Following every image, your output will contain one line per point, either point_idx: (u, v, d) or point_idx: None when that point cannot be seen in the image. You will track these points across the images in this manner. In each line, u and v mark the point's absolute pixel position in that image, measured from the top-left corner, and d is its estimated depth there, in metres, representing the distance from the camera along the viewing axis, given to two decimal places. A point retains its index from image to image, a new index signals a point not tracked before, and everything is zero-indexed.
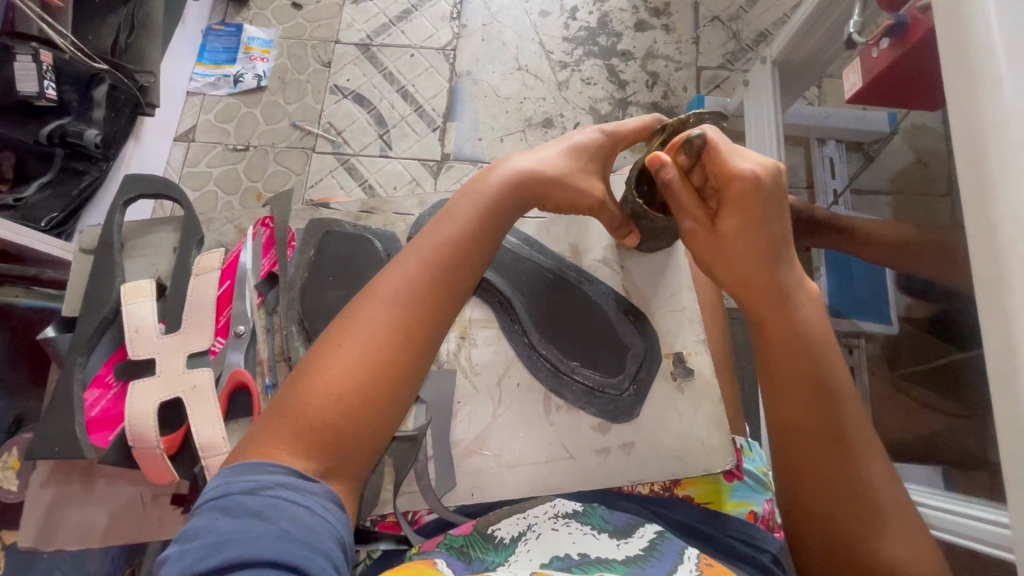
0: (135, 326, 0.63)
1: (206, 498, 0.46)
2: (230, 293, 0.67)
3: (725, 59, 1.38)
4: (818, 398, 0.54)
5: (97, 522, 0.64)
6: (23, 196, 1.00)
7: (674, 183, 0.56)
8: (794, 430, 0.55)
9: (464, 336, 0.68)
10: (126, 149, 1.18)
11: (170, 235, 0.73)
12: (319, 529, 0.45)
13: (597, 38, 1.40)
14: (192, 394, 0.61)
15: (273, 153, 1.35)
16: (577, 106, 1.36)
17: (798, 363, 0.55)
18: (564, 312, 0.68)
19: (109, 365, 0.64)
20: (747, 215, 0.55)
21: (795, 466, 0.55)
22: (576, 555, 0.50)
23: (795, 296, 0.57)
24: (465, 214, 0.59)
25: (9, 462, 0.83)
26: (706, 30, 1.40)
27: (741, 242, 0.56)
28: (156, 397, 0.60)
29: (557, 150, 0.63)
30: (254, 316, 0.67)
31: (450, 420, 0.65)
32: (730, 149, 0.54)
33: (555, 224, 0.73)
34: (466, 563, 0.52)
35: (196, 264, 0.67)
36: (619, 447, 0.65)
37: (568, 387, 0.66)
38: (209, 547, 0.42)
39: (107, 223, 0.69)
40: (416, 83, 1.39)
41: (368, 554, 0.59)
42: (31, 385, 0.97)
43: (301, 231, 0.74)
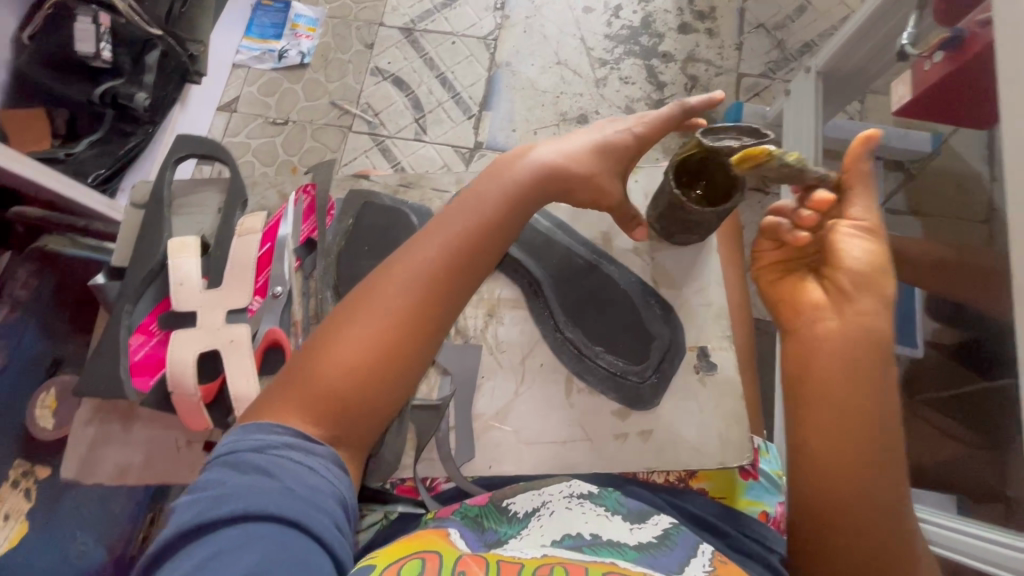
0: (179, 280, 0.65)
1: (216, 453, 0.48)
2: (270, 255, 0.69)
3: (766, 67, 1.37)
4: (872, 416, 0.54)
5: (132, 460, 0.68)
6: (73, 151, 1.07)
7: (867, 163, 0.58)
8: (842, 418, 0.55)
9: (492, 314, 0.70)
10: (171, 114, 1.21)
11: (216, 195, 0.75)
12: (320, 488, 0.47)
13: (639, 38, 1.40)
14: (229, 347, 0.63)
15: (311, 130, 1.38)
16: (614, 104, 1.36)
17: (852, 416, 0.54)
18: (594, 299, 0.69)
19: (154, 314, 0.66)
20: (868, 288, 0.55)
21: (839, 464, 0.54)
22: (588, 535, 0.52)
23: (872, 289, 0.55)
24: (490, 198, 0.60)
25: (47, 401, 0.94)
26: (750, 36, 1.39)
27: (873, 271, 0.56)
28: (195, 347, 0.62)
29: (584, 149, 0.64)
30: (292, 278, 0.68)
31: (473, 393, 0.67)
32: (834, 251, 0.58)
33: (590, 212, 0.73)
34: (479, 533, 0.55)
35: (240, 225, 0.69)
36: (637, 434, 0.65)
37: (592, 371, 0.67)
38: (215, 497, 0.44)
39: (159, 180, 0.71)
40: (455, 70, 1.41)
41: (385, 514, 0.60)
42: (74, 331, 0.99)
43: (341, 200, 0.75)
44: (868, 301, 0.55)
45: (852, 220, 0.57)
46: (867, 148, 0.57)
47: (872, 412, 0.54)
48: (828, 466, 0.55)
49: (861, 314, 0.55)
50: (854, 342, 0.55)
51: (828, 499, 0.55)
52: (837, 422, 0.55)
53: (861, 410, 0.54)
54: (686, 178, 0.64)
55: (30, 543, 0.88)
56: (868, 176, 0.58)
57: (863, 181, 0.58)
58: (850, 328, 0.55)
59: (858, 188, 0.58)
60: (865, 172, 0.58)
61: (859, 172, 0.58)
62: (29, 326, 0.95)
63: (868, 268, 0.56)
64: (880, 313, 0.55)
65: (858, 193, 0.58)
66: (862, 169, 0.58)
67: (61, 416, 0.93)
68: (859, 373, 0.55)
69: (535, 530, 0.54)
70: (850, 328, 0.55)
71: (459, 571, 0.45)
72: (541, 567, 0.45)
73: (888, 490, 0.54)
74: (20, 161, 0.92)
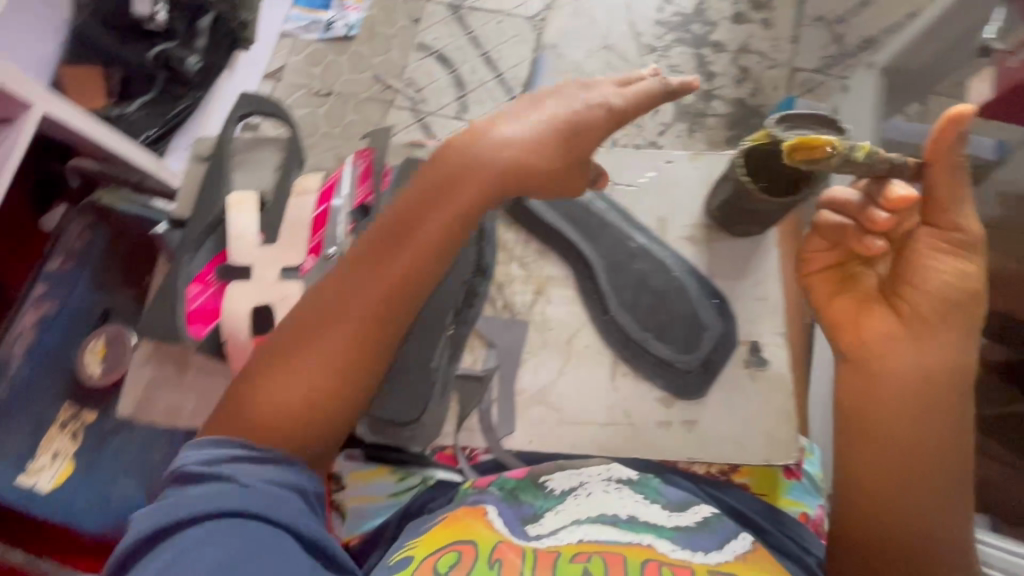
0: (236, 234, 0.67)
1: (171, 473, 0.51)
2: (325, 217, 0.69)
3: (822, 62, 1.32)
4: (931, 417, 0.55)
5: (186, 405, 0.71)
6: (126, 111, 1.11)
7: (961, 153, 0.53)
8: (899, 421, 0.55)
9: (540, 292, 0.69)
10: (220, 81, 1.25)
11: (273, 155, 0.75)
12: (277, 482, 0.50)
13: (690, 25, 1.36)
14: (282, 304, 0.66)
15: (353, 103, 1.38)
16: (660, 91, 1.33)
17: (909, 420, 0.55)
18: (646, 283, 0.67)
19: (211, 264, 0.68)
20: (950, 310, 0.54)
21: (892, 466, 0.56)
22: (625, 516, 0.53)
23: (952, 308, 0.54)
24: (435, 210, 0.57)
25: (95, 349, 0.97)
26: (807, 29, 1.34)
27: (959, 291, 0.54)
28: (251, 299, 0.66)
29: (521, 142, 0.59)
30: (344, 241, 0.67)
31: (518, 367, 0.67)
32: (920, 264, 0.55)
33: (645, 196, 0.73)
34: (517, 507, 0.56)
35: (297, 185, 0.72)
36: (681, 423, 0.64)
37: (639, 356, 0.66)
38: (169, 508, 0.47)
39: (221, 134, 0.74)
40: (500, 49, 1.39)
41: (423, 480, 0.63)
42: (123, 285, 1.01)
43: (397, 167, 0.74)
44: (950, 330, 0.54)
45: (946, 229, 0.55)
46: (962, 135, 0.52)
47: (935, 415, 0.55)
48: (879, 467, 0.56)
49: (938, 331, 0.54)
50: (928, 352, 0.54)
51: (881, 498, 0.56)
52: (903, 443, 0.55)
53: (921, 413, 0.55)
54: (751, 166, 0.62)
55: (75, 482, 0.92)
56: (955, 168, 0.54)
57: (952, 178, 0.54)
58: (927, 363, 0.54)
59: (946, 184, 0.54)
60: (957, 165, 0.54)
61: (949, 165, 0.53)
62: (83, 278, 0.98)
63: (954, 285, 0.54)
64: (956, 325, 0.54)
65: (948, 197, 0.54)
66: (953, 160, 0.54)
67: (109, 362, 0.97)
68: (926, 384, 0.54)
69: (572, 508, 0.55)
70: (934, 359, 0.54)
71: (496, 558, 0.48)
72: (577, 553, 0.48)
73: (942, 487, 0.55)
74: (69, 109, 0.97)
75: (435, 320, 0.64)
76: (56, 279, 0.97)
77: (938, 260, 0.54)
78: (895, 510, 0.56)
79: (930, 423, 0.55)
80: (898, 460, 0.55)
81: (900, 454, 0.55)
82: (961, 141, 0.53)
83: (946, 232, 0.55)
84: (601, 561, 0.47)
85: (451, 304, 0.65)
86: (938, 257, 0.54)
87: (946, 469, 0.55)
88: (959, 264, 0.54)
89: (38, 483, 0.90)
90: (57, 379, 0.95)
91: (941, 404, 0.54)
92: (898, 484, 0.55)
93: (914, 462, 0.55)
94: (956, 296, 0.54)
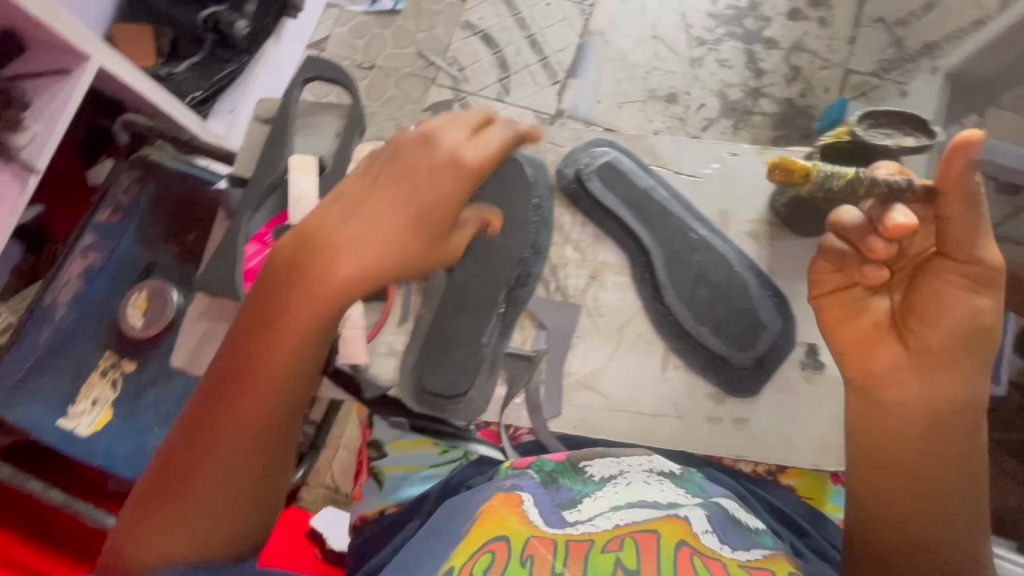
0: (297, 197, 0.71)
1: None
2: None
3: (878, 66, 1.27)
4: (938, 434, 0.53)
5: None
6: (175, 72, 1.14)
7: (975, 180, 0.49)
8: (909, 436, 0.54)
9: (595, 276, 0.75)
10: (268, 47, 1.24)
11: (335, 120, 0.80)
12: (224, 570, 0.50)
13: (743, 19, 1.32)
14: None
15: (395, 78, 1.37)
16: (707, 86, 1.30)
17: (916, 436, 0.54)
18: (705, 279, 0.71)
19: (270, 226, 0.75)
20: (952, 343, 0.52)
21: (901, 473, 0.54)
22: (663, 504, 0.53)
23: (956, 332, 0.52)
24: (288, 319, 0.51)
25: (138, 302, 0.97)
26: (866, 30, 1.29)
27: (966, 326, 0.51)
28: None
29: (376, 230, 0.51)
30: None
31: (568, 350, 0.73)
32: (933, 296, 0.52)
33: (708, 187, 0.76)
34: (555, 489, 0.57)
35: (357, 154, 0.75)
36: (732, 420, 0.69)
37: (693, 351, 0.70)
38: None
39: (287, 99, 0.77)
40: (546, 33, 1.36)
41: (466, 454, 0.68)
42: (165, 239, 1.01)
43: None
44: (957, 364, 0.52)
45: (962, 258, 0.51)
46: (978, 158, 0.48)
47: (943, 432, 0.53)
48: (889, 480, 0.55)
49: (942, 355, 0.52)
50: (932, 372, 0.52)
51: (894, 511, 0.54)
52: (908, 472, 0.54)
53: (928, 432, 0.53)
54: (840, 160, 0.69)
55: (113, 429, 0.94)
56: (976, 198, 0.50)
57: (970, 208, 0.50)
58: (931, 397, 0.53)
59: (962, 208, 0.50)
60: (974, 194, 0.49)
61: (964, 189, 0.49)
62: (129, 229, 1.00)
63: (961, 315, 0.51)
64: (962, 347, 0.52)
65: (965, 230, 0.51)
66: (967, 182, 0.49)
67: (148, 317, 0.97)
68: (928, 406, 0.53)
69: (611, 495, 0.56)
70: (932, 396, 0.53)
71: (528, 554, 0.47)
72: (610, 542, 0.48)
73: (954, 499, 0.53)
74: (123, 67, 0.99)
75: (493, 297, 0.70)
76: (103, 231, 0.99)
77: (952, 293, 0.52)
78: (907, 521, 0.54)
79: (938, 451, 0.53)
80: (906, 472, 0.54)
81: (912, 468, 0.54)
82: (977, 167, 0.49)
83: (961, 261, 0.51)
84: (635, 545, 0.46)
85: (506, 283, 0.71)
86: (947, 287, 0.52)
87: (960, 481, 0.53)
88: (969, 292, 0.52)
89: (78, 427, 0.93)
90: (103, 326, 0.98)
91: (944, 425, 0.53)
92: (910, 497, 0.54)
93: (927, 473, 0.54)
94: (961, 327, 0.51)
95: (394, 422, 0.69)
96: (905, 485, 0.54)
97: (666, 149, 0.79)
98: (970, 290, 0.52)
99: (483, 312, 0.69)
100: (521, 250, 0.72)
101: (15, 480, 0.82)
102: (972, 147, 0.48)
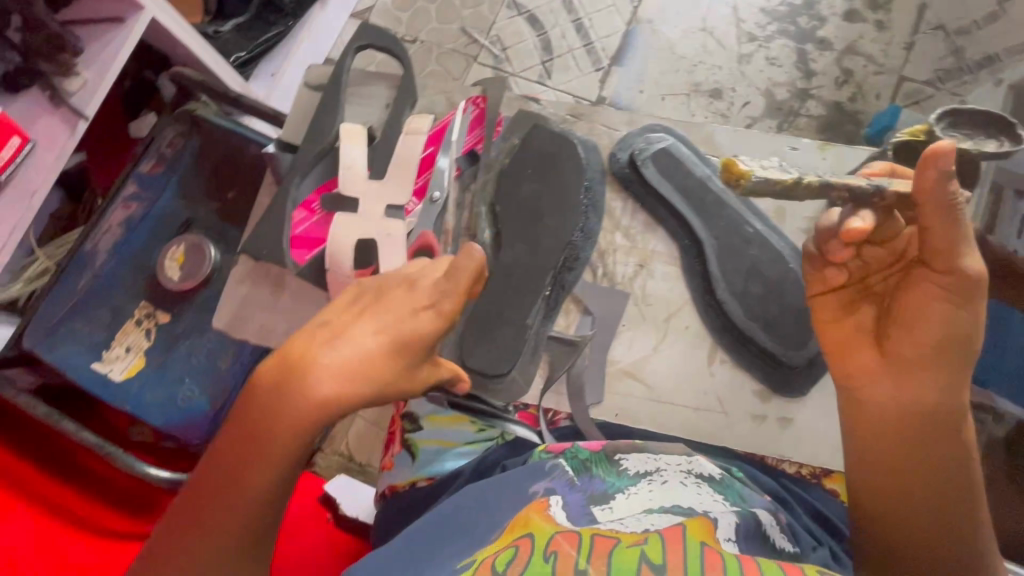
0: (347, 165, 0.72)
1: None
2: (432, 158, 0.74)
3: (935, 75, 1.22)
4: (922, 437, 0.56)
5: (278, 327, 0.80)
6: (221, 30, 1.14)
7: (950, 190, 0.49)
8: (894, 438, 0.57)
9: (644, 265, 0.80)
10: (313, 11, 1.24)
11: (384, 90, 0.82)
12: None
13: (797, 18, 1.28)
14: (385, 239, 0.70)
15: (437, 53, 1.35)
16: (754, 84, 1.26)
17: (900, 439, 0.57)
18: (760, 274, 0.74)
19: (316, 193, 0.78)
20: (927, 353, 0.55)
21: (890, 473, 0.57)
22: (695, 508, 0.54)
23: (930, 342, 0.54)
24: (268, 454, 0.49)
25: (175, 256, 0.98)
26: (924, 37, 1.24)
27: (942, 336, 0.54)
28: (355, 232, 0.70)
29: (346, 367, 0.48)
30: (449, 186, 0.73)
31: (612, 337, 0.78)
32: (911, 306, 0.55)
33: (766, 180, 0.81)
34: (589, 480, 0.59)
35: (407, 124, 0.74)
36: (777, 419, 0.74)
37: (747, 350, 0.75)
38: None
39: (340, 63, 0.79)
40: (594, 18, 1.33)
41: (502, 433, 0.69)
42: (205, 195, 1.01)
43: (508, 119, 0.83)
44: (930, 375, 0.55)
45: (938, 269, 0.53)
46: (946, 169, 0.48)
47: (926, 436, 0.56)
48: (881, 480, 0.58)
49: (921, 364, 0.55)
50: (909, 376, 0.56)
51: (891, 506, 0.57)
52: (893, 471, 0.57)
53: (911, 435, 0.56)
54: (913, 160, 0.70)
55: (145, 376, 0.96)
56: (952, 208, 0.50)
57: (949, 217, 0.51)
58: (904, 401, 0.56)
59: (939, 215, 0.51)
60: (951, 205, 0.50)
61: (936, 202, 0.50)
62: (171, 182, 1.01)
63: (936, 324, 0.54)
64: (940, 354, 0.54)
65: (944, 245, 0.52)
66: (941, 194, 0.50)
67: (186, 270, 0.98)
68: (906, 412, 0.56)
69: (644, 492, 0.57)
70: (906, 401, 0.56)
71: (551, 550, 0.47)
72: (635, 539, 0.49)
73: (953, 494, 0.55)
74: (175, 21, 0.99)
75: (541, 280, 0.74)
76: (146, 181, 1.00)
77: (928, 303, 0.54)
78: (905, 516, 0.56)
79: (927, 456, 0.56)
80: (897, 473, 0.57)
81: (905, 470, 0.57)
82: (952, 176, 0.49)
83: (939, 272, 0.53)
84: (660, 540, 0.48)
85: (557, 265, 0.76)
86: (921, 292, 0.54)
87: (954, 477, 0.56)
88: (946, 303, 0.53)
89: (112, 372, 0.94)
90: (140, 276, 0.99)
91: (926, 429, 0.56)
92: (906, 495, 0.56)
93: (918, 471, 0.56)
94: (936, 335, 0.54)
95: (433, 399, 0.72)
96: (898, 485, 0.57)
97: (724, 139, 0.85)
98: (946, 302, 0.54)
99: (532, 294, 0.73)
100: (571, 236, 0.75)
101: (51, 418, 0.84)
102: (939, 157, 0.48)
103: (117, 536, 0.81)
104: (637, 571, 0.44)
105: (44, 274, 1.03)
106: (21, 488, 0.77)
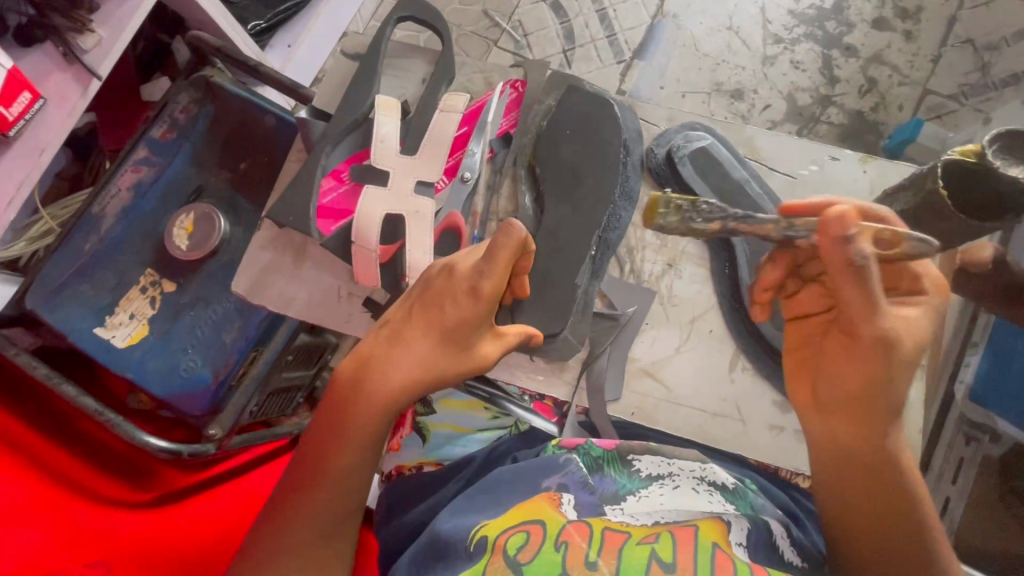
0: (380, 139, 0.77)
1: None
2: (465, 138, 0.78)
3: (959, 89, 1.20)
4: (872, 465, 0.58)
5: (297, 296, 0.83)
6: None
7: (851, 252, 0.54)
8: (846, 461, 0.59)
9: (672, 265, 0.79)
10: None
11: (422, 65, 0.86)
12: None
13: (825, 22, 1.26)
14: (414, 216, 0.75)
15: (457, 35, 1.33)
16: (776, 87, 1.25)
17: (850, 462, 0.59)
18: None
19: (346, 164, 0.81)
20: (845, 395, 0.59)
21: (849, 494, 0.59)
22: (706, 513, 0.56)
23: (847, 386, 0.59)
24: (375, 405, 0.59)
25: (184, 224, 0.96)
26: (952, 50, 1.22)
27: (857, 380, 0.58)
28: (383, 206, 0.75)
29: (409, 358, 0.58)
30: (479, 166, 0.77)
31: (636, 336, 0.76)
32: (837, 350, 0.60)
33: (803, 187, 0.81)
34: (602, 480, 0.62)
35: (443, 101, 0.78)
36: (793, 430, 0.73)
37: (765, 357, 0.74)
38: None
39: (380, 33, 0.81)
40: (619, 8, 1.31)
41: (515, 423, 0.76)
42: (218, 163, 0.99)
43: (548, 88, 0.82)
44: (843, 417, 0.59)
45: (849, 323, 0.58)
46: (845, 232, 0.54)
47: (871, 460, 0.58)
48: (845, 502, 0.59)
49: (839, 406, 0.59)
50: (830, 412, 0.60)
51: (853, 523, 0.58)
52: (853, 492, 0.58)
53: (858, 461, 0.58)
54: (955, 177, 0.68)
55: (148, 344, 0.94)
56: (862, 273, 0.54)
57: (855, 276, 0.54)
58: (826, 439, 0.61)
59: (842, 273, 0.55)
60: (854, 265, 0.54)
61: (837, 261, 0.55)
62: (183, 149, 0.98)
63: (851, 370, 0.58)
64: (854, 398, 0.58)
65: (859, 307, 0.56)
66: (842, 257, 0.54)
67: (194, 241, 0.96)
68: (842, 441, 0.59)
69: (655, 496, 0.60)
70: (829, 439, 0.60)
71: (562, 540, 0.51)
72: (645, 535, 0.52)
73: (910, 516, 0.56)
74: None
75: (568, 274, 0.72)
76: (158, 146, 0.98)
77: (845, 349, 0.59)
78: (869, 533, 0.57)
79: (872, 487, 0.57)
80: (858, 496, 0.58)
81: (863, 492, 0.58)
82: (851, 240, 0.54)
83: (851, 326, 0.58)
84: (671, 539, 0.51)
85: (586, 265, 0.74)
86: (840, 337, 0.60)
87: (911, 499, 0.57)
88: (858, 353, 0.58)
89: (114, 338, 0.92)
90: (147, 243, 0.97)
91: (869, 455, 0.58)
92: (872, 516, 0.57)
93: (877, 495, 0.57)
94: (855, 375, 0.58)
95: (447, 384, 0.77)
96: (858, 504, 0.58)
97: (764, 143, 0.83)
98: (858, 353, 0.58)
99: (567, 281, 0.72)
100: (611, 194, 0.75)
101: (50, 380, 0.82)
102: (831, 223, 0.54)
103: (113, 503, 0.79)
104: (646, 568, 0.48)
105: (48, 234, 1.01)
106: (17, 450, 0.75)
